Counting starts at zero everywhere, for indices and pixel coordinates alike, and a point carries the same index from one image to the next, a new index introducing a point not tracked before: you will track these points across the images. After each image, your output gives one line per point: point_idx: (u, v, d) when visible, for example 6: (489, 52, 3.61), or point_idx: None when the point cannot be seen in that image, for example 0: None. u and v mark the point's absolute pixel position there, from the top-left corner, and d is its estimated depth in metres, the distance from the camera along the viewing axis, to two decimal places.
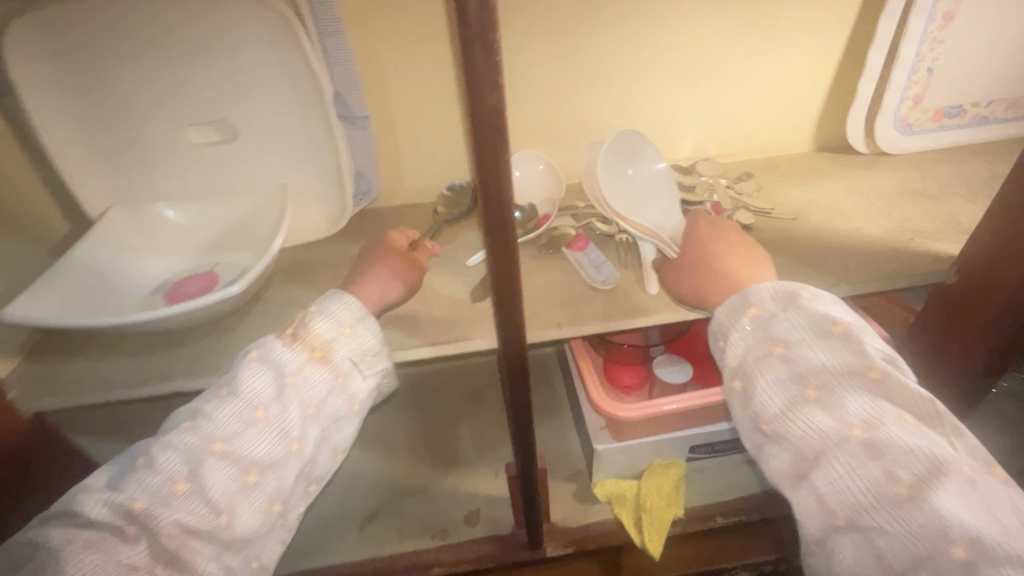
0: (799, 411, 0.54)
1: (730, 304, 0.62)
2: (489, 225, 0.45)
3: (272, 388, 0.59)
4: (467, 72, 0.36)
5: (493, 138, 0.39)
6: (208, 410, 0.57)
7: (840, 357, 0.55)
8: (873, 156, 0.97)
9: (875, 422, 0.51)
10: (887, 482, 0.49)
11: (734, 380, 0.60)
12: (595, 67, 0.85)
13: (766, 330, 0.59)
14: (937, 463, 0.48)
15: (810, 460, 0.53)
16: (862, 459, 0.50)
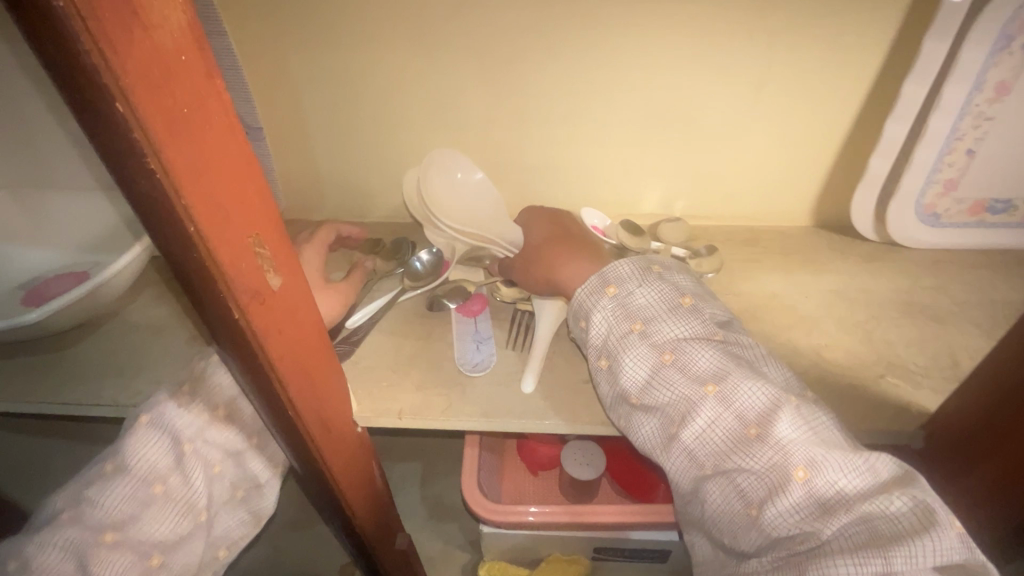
0: (658, 375, 0.50)
1: (590, 285, 0.57)
2: (191, 284, 0.33)
3: (167, 463, 0.51)
4: (75, 94, 0.25)
5: (145, 187, 0.28)
6: (92, 494, 0.47)
7: (689, 327, 0.52)
8: (880, 246, 0.78)
9: (722, 372, 0.48)
10: (738, 425, 0.46)
11: (602, 360, 0.55)
12: (539, 98, 0.71)
13: (624, 307, 0.54)
14: (775, 397, 0.46)
15: (674, 422, 0.49)
16: (718, 411, 0.47)
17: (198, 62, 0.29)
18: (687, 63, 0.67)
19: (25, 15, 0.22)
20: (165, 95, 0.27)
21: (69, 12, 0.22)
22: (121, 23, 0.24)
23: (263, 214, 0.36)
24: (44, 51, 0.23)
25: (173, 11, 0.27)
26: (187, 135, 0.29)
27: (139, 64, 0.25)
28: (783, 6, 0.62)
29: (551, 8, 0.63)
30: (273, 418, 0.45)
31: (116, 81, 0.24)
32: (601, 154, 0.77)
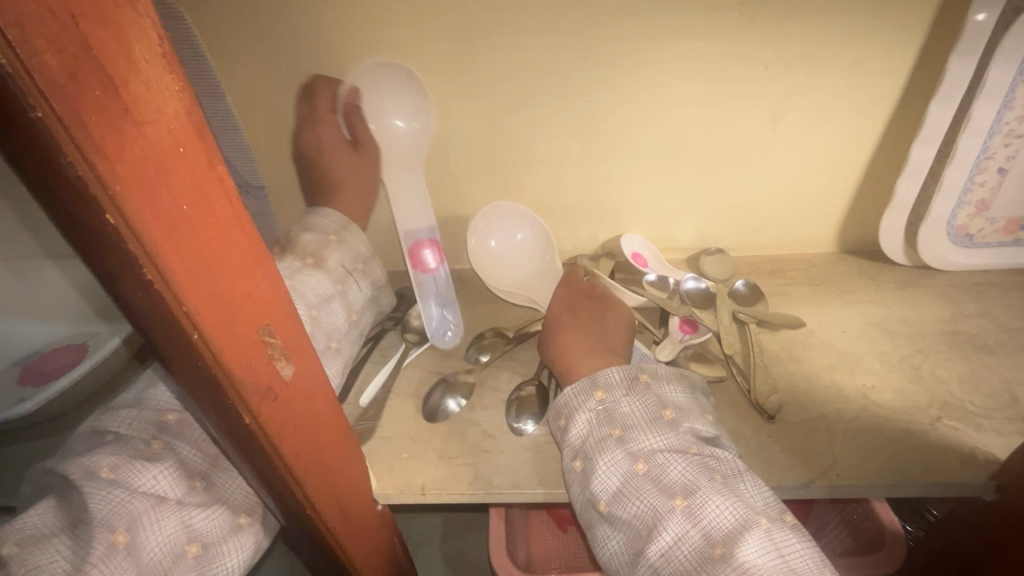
0: (628, 482, 0.46)
1: (577, 385, 0.54)
2: (196, 392, 0.30)
3: (171, 408, 0.46)
4: (58, 207, 0.22)
5: (141, 299, 0.25)
6: (123, 412, 0.45)
7: (666, 433, 0.48)
8: (912, 270, 0.75)
9: (694, 486, 0.44)
10: (704, 545, 0.41)
11: (577, 464, 0.50)
12: (548, 139, 0.69)
13: (605, 411, 0.51)
14: (746, 517, 0.41)
15: (641, 536, 0.44)
16: (685, 528, 0.42)
17: (201, 151, 0.26)
18: (699, 96, 0.65)
19: (1, 130, 0.20)
20: (164, 196, 0.24)
21: (49, 122, 0.19)
22: (110, 125, 0.21)
23: (274, 303, 0.33)
24: (26, 165, 0.20)
25: (171, 102, 0.24)
26: (189, 234, 0.26)
27: (132, 166, 0.22)
28: (795, 33, 0.60)
29: (557, 49, 0.61)
30: (287, 514, 0.41)
31: (106, 190, 0.22)
32: (615, 192, 0.74)
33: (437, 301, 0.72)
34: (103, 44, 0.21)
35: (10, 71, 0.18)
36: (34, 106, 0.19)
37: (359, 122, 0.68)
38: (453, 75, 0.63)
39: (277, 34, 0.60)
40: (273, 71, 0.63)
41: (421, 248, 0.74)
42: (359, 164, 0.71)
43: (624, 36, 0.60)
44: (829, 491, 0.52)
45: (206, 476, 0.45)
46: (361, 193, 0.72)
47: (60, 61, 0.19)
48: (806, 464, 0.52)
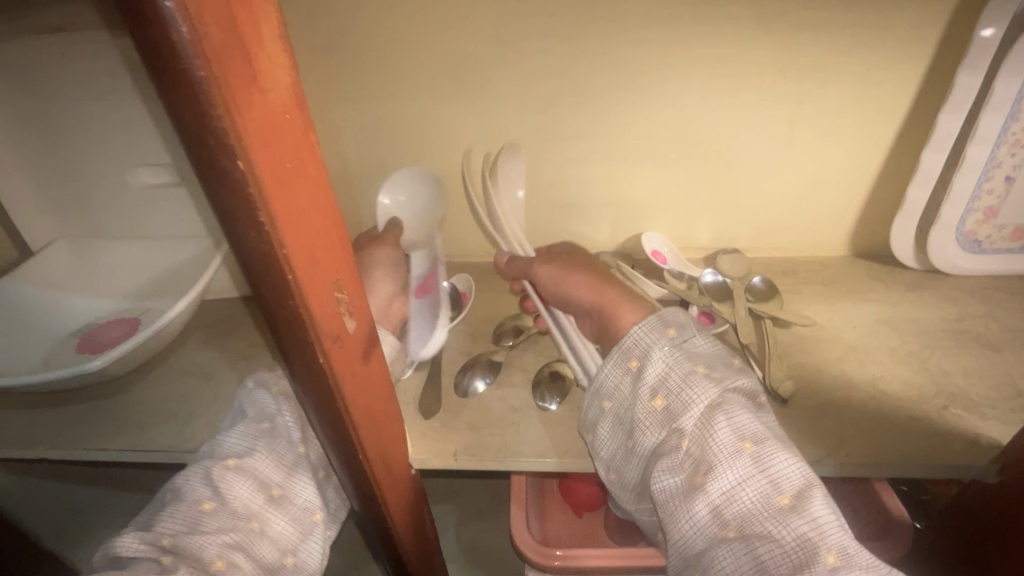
0: (707, 420, 0.49)
1: (651, 321, 0.55)
2: (279, 331, 0.35)
3: (227, 457, 0.52)
4: (198, 155, 0.26)
5: (252, 241, 0.29)
6: (183, 479, 0.50)
7: (739, 385, 0.52)
8: (922, 274, 0.78)
9: (765, 435, 0.48)
10: (771, 492, 0.45)
11: (653, 400, 0.52)
12: (577, 139, 0.73)
13: (684, 351, 0.54)
14: (809, 476, 0.46)
15: (702, 472, 0.48)
16: (752, 471, 0.46)
17: (300, 118, 0.30)
18: (721, 101, 0.69)
19: (167, 87, 0.24)
20: (276, 153, 0.28)
21: (208, 81, 0.24)
22: (244, 88, 0.26)
23: (344, 260, 0.37)
24: (180, 118, 0.25)
25: (282, 74, 0.29)
26: (290, 188, 0.30)
27: (257, 124, 0.27)
28: (812, 43, 0.64)
29: (589, 54, 0.65)
30: (340, 461, 0.45)
31: (240, 142, 0.26)
32: (637, 191, 0.78)
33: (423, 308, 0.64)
34: (244, 21, 0.25)
35: (187, 37, 0.22)
36: (199, 66, 0.23)
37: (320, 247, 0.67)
38: (491, 76, 0.68)
39: (331, 34, 0.66)
40: (325, 68, 0.68)
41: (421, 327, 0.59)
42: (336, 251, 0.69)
43: (652, 43, 0.64)
44: (840, 470, 0.54)
45: (260, 518, 0.50)
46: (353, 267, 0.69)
47: (216, 31, 0.24)
48: (816, 444, 0.55)
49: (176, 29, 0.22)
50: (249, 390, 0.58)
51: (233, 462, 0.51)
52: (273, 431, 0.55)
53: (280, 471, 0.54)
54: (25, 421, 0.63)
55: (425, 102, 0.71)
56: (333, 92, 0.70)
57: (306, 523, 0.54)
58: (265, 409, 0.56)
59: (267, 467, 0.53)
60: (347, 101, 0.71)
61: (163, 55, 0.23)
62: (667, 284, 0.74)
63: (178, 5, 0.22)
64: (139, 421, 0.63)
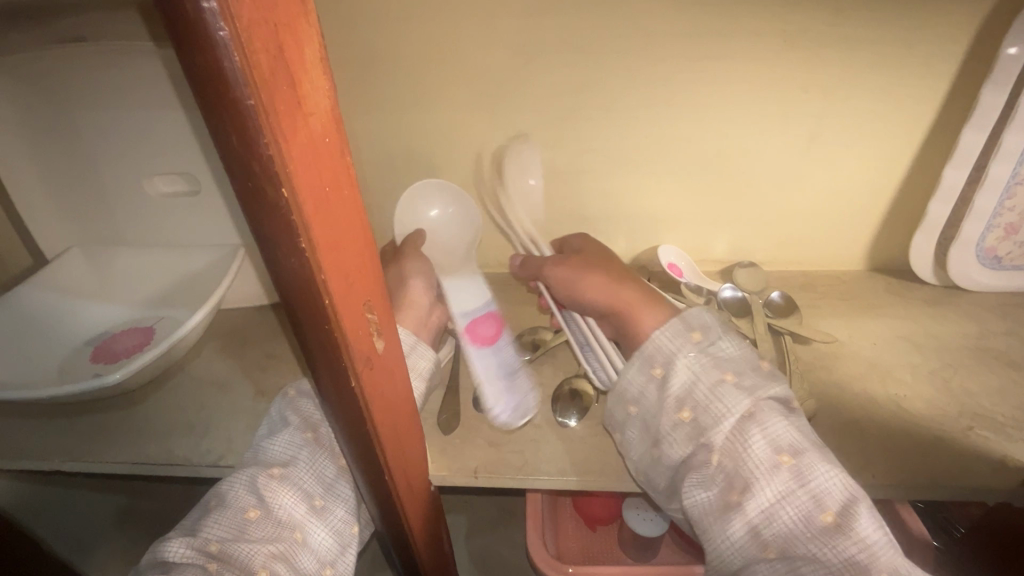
0: (740, 433, 0.48)
1: (673, 326, 0.54)
2: (311, 354, 0.34)
3: (272, 466, 0.51)
4: (242, 182, 0.26)
5: (291, 266, 0.29)
6: (229, 485, 0.50)
7: (771, 391, 0.51)
8: (940, 289, 0.78)
9: (802, 447, 0.48)
10: (814, 509, 0.45)
11: (680, 412, 0.51)
12: (595, 151, 0.73)
13: (711, 357, 0.52)
14: (853, 489, 0.46)
15: (737, 488, 0.47)
16: (791, 486, 0.46)
17: (339, 141, 0.30)
18: (741, 115, 0.69)
19: (215, 115, 0.24)
20: (317, 178, 0.28)
21: (258, 109, 0.23)
22: (290, 114, 0.25)
23: (375, 281, 0.37)
24: (227, 146, 0.25)
25: (323, 98, 0.28)
26: (329, 212, 0.30)
27: (301, 150, 0.27)
28: (835, 58, 0.64)
29: (609, 68, 0.65)
30: (365, 480, 0.45)
31: (285, 169, 0.26)
32: (654, 204, 0.78)
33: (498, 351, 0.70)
34: (291, 47, 0.25)
35: (240, 66, 0.22)
36: (250, 95, 0.23)
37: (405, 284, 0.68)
38: (510, 88, 0.67)
39: (350, 46, 0.65)
40: (344, 79, 0.68)
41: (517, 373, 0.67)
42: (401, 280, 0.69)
43: (673, 57, 0.64)
44: (865, 491, 0.54)
45: (302, 529, 0.50)
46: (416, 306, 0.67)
47: (266, 58, 0.23)
48: (840, 464, 0.55)
49: (228, 58, 0.22)
50: (294, 397, 0.58)
51: (278, 471, 0.51)
52: (317, 440, 0.55)
53: (323, 482, 0.53)
54: (41, 432, 0.63)
55: (444, 113, 0.70)
56: (353, 102, 0.70)
57: (347, 535, 0.53)
58: (308, 417, 0.56)
59: (310, 478, 0.52)
60: (366, 112, 0.71)
61: (214, 83, 0.23)
62: (686, 297, 0.73)
63: (233, 34, 0.21)
64: (155, 433, 0.62)
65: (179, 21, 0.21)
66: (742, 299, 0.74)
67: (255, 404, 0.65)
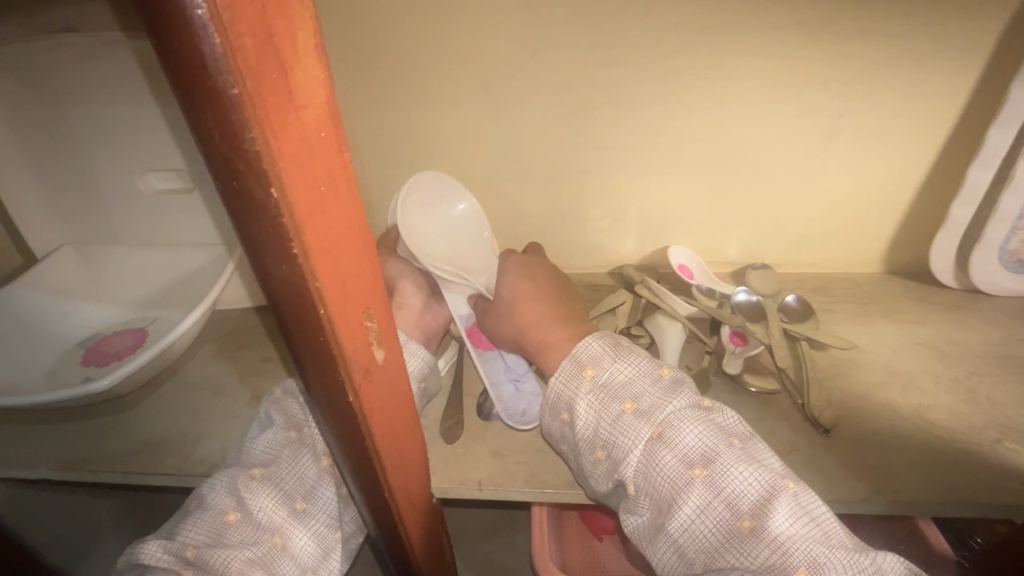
0: (648, 458, 0.48)
1: (565, 369, 0.54)
2: (305, 366, 0.32)
3: (252, 467, 0.49)
4: (226, 181, 0.23)
5: (282, 273, 0.26)
6: (208, 486, 0.47)
7: (675, 402, 0.50)
8: (961, 293, 0.75)
9: (711, 454, 0.46)
10: (729, 515, 0.44)
11: (595, 452, 0.51)
12: (605, 148, 0.70)
13: (607, 389, 0.52)
14: (767, 483, 0.44)
15: (662, 510, 0.47)
16: (707, 498, 0.45)
17: (335, 136, 0.28)
18: (758, 112, 0.66)
19: (194, 106, 0.21)
20: (311, 176, 0.26)
21: (243, 99, 0.21)
22: (280, 106, 0.23)
23: (374, 288, 0.34)
24: (209, 141, 0.22)
25: (317, 89, 0.26)
26: (324, 214, 0.27)
27: (292, 146, 0.24)
28: (858, 52, 0.61)
29: (620, 62, 0.62)
30: (363, 496, 0.42)
31: (274, 167, 0.23)
32: (665, 204, 0.75)
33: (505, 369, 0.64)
34: (281, 30, 0.22)
35: (221, 50, 0.20)
36: (233, 84, 0.20)
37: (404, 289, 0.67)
38: (517, 83, 0.65)
39: (351, 38, 0.63)
40: (344, 73, 0.65)
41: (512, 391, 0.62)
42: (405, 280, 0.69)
43: (687, 52, 0.61)
44: (888, 508, 0.51)
45: (282, 533, 0.47)
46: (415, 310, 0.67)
47: (252, 42, 0.21)
48: (862, 479, 0.52)
49: (208, 41, 0.19)
50: (274, 398, 0.55)
51: (259, 472, 0.48)
52: (302, 439, 0.52)
53: (307, 484, 0.51)
54: (28, 438, 0.61)
55: (448, 109, 0.68)
56: (354, 97, 0.67)
57: (330, 540, 0.51)
58: (293, 416, 0.54)
59: (292, 480, 0.50)
60: (368, 107, 0.68)
61: (192, 70, 0.20)
62: (697, 300, 0.69)
63: (213, 14, 0.19)
64: (146, 440, 0.60)
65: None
66: (756, 303, 0.71)
67: (251, 410, 0.63)
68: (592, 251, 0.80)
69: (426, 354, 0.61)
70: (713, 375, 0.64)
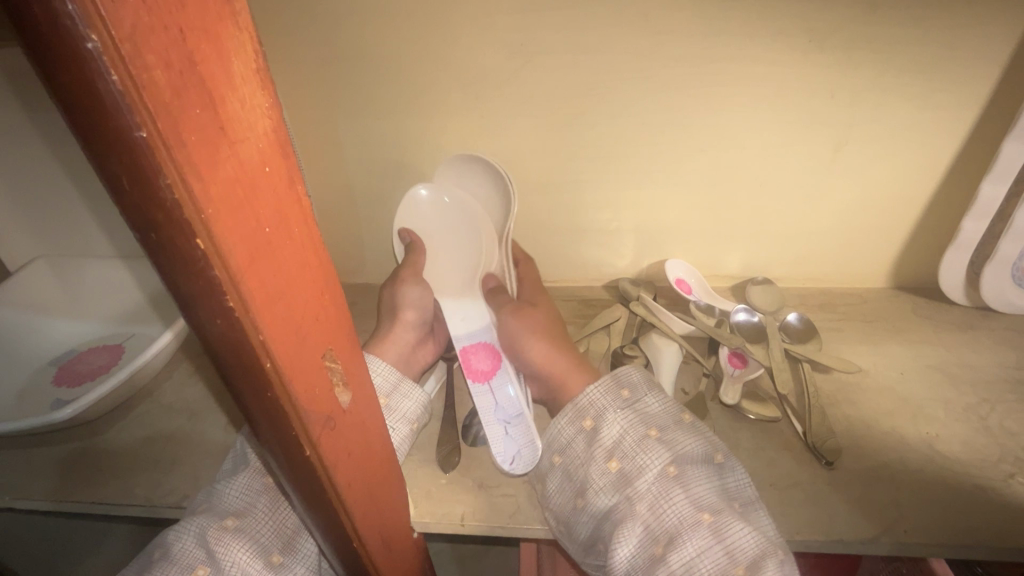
0: (663, 486, 0.46)
1: (605, 382, 0.53)
2: (255, 421, 0.28)
3: (225, 516, 0.46)
4: (144, 232, 0.20)
5: (223, 327, 0.23)
6: (179, 533, 0.45)
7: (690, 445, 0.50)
8: (970, 311, 0.72)
9: (721, 506, 0.45)
10: (728, 563, 0.42)
11: (609, 462, 0.49)
12: (601, 161, 0.67)
13: (637, 413, 0.51)
14: (766, 545, 0.44)
15: (660, 540, 0.44)
16: (710, 541, 0.43)
17: (285, 169, 0.24)
18: (760, 124, 0.63)
19: (98, 150, 0.18)
20: (251, 218, 0.23)
21: (153, 143, 0.18)
22: (207, 144, 0.20)
23: (339, 328, 0.31)
24: (120, 189, 0.19)
25: (261, 119, 0.23)
26: (270, 259, 0.24)
27: (224, 189, 0.21)
28: (867, 63, 0.58)
29: (614, 71, 0.59)
30: (331, 546, 0.39)
31: (199, 215, 0.20)
32: (664, 218, 0.72)
33: (500, 416, 0.59)
34: (208, 58, 0.19)
35: (121, 88, 0.17)
36: (141, 126, 0.17)
37: (408, 314, 0.64)
38: (508, 94, 0.62)
39: (333, 44, 0.59)
40: (325, 82, 0.62)
41: (499, 442, 0.57)
42: (419, 291, 0.65)
43: (685, 59, 0.58)
44: (896, 549, 0.49)
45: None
46: (421, 348, 0.65)
47: (167, 76, 0.18)
48: (870, 516, 0.50)
49: (106, 78, 0.16)
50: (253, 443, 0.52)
51: (232, 523, 0.45)
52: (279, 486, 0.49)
53: (283, 534, 0.48)
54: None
55: (437, 120, 0.65)
56: (338, 107, 0.64)
57: None
58: None
59: (267, 531, 0.47)
60: (353, 117, 0.65)
61: (90, 112, 0.17)
62: (695, 319, 0.67)
63: (106, 46, 0.16)
64: (116, 469, 0.58)
65: (31, 29, 0.16)
66: (759, 322, 0.68)
67: (227, 434, 0.61)
68: (588, 264, 0.78)
69: (419, 392, 0.58)
70: (711, 401, 0.61)
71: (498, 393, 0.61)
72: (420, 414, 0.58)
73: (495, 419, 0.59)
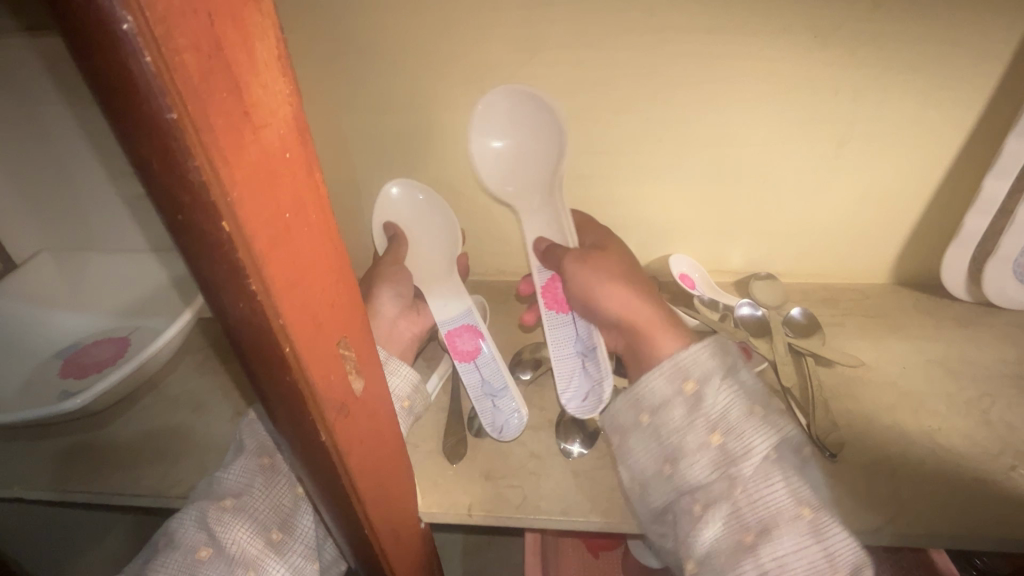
0: (765, 473, 0.44)
1: (710, 348, 0.50)
2: (270, 405, 0.29)
3: (223, 497, 0.46)
4: (170, 214, 0.21)
5: (244, 310, 0.24)
6: (178, 517, 0.45)
7: (785, 431, 0.48)
8: (970, 306, 0.73)
9: (822, 505, 0.44)
10: (826, 565, 0.42)
11: (711, 434, 0.46)
12: (606, 155, 0.67)
13: (741, 388, 0.48)
14: (861, 551, 0.43)
15: (751, 528, 0.43)
16: (809, 540, 0.42)
17: (304, 157, 0.25)
18: (765, 119, 0.63)
19: (128, 133, 0.18)
20: (272, 202, 0.23)
21: (182, 126, 0.18)
22: (232, 128, 0.20)
23: (353, 315, 0.31)
24: (147, 172, 0.19)
25: (282, 107, 0.23)
26: (290, 245, 0.24)
27: (248, 174, 0.21)
28: (871, 59, 0.58)
29: (620, 66, 0.60)
30: (341, 532, 0.40)
31: (224, 197, 0.20)
32: (668, 213, 0.72)
33: (486, 391, 0.62)
34: (234, 43, 0.20)
35: (153, 70, 0.17)
36: (172, 108, 0.18)
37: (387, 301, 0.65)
38: (514, 89, 0.62)
39: (340, 38, 0.60)
40: (331, 76, 0.62)
41: (490, 413, 0.60)
42: (394, 276, 0.67)
43: (691, 54, 0.58)
44: (897, 539, 0.49)
45: (257, 567, 0.44)
46: (407, 328, 0.66)
47: (195, 60, 0.18)
48: (873, 508, 0.50)
49: (138, 59, 0.17)
50: (247, 426, 0.52)
51: (230, 503, 0.46)
52: (274, 466, 0.50)
53: (281, 512, 0.48)
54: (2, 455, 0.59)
55: (442, 114, 0.65)
56: (344, 101, 0.64)
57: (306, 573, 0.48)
58: (266, 441, 0.51)
59: (265, 509, 0.47)
60: (359, 111, 0.65)
61: (121, 93, 0.17)
62: (699, 313, 0.67)
63: (140, 29, 0.16)
64: (122, 460, 0.58)
65: (66, 8, 0.16)
66: (762, 316, 0.69)
67: (232, 425, 0.61)
68: None
69: (411, 373, 0.58)
70: None
71: (482, 370, 0.64)
72: (414, 395, 0.58)
73: (481, 394, 0.62)
